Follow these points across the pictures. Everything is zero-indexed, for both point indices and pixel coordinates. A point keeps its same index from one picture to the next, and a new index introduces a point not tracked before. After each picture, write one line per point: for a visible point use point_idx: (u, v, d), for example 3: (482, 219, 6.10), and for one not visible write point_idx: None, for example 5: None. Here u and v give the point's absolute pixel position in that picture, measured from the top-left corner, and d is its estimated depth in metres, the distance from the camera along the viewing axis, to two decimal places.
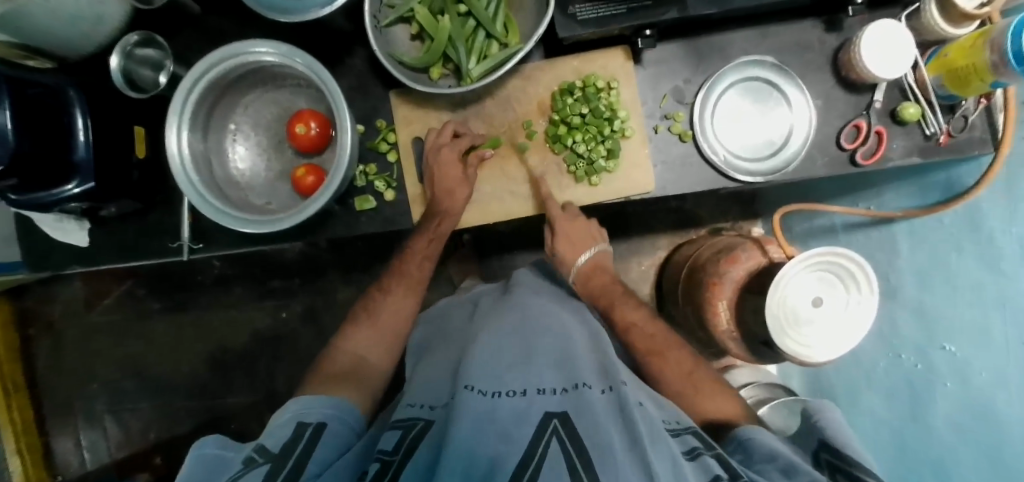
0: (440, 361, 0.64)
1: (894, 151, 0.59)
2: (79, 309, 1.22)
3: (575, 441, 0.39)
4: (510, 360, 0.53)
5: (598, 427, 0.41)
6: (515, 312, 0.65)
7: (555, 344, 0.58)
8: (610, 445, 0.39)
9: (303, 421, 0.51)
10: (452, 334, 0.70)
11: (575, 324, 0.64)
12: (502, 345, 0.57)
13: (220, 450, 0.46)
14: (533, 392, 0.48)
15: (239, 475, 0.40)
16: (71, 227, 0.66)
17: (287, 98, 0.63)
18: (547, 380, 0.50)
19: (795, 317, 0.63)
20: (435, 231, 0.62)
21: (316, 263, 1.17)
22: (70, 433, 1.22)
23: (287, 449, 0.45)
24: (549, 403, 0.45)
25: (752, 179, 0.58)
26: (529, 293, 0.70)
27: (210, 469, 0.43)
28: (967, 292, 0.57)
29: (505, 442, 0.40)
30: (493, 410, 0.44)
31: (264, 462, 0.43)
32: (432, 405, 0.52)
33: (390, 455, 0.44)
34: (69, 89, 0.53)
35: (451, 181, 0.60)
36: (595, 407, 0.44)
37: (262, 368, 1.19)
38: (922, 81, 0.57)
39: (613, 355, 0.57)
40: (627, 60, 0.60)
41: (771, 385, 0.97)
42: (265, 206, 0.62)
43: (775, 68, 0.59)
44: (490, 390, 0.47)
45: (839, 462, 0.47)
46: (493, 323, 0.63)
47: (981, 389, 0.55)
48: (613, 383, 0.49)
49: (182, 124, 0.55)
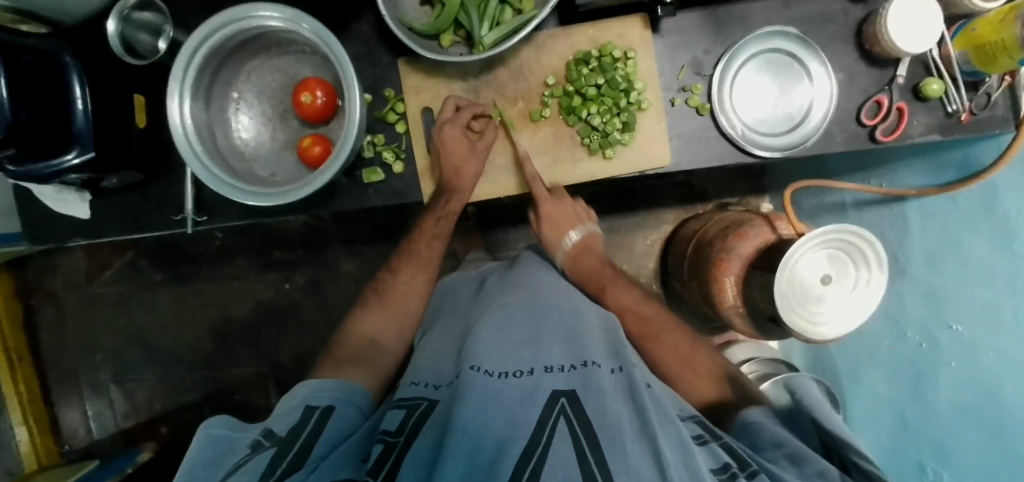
0: (444, 336, 0.64)
1: (914, 128, 0.58)
2: (81, 281, 1.21)
3: (582, 422, 0.40)
4: (518, 340, 0.53)
5: (606, 410, 0.41)
6: (525, 290, 0.64)
7: (565, 323, 0.57)
8: (619, 431, 0.39)
9: (310, 405, 0.50)
10: (461, 308, 0.70)
11: (585, 305, 0.64)
12: (507, 323, 0.56)
13: (230, 432, 0.46)
14: (540, 370, 0.48)
15: (244, 460, 0.40)
16: (72, 200, 0.65)
17: (292, 65, 0.61)
18: (555, 358, 0.50)
19: (803, 294, 0.64)
20: (444, 211, 0.62)
21: (320, 235, 1.16)
22: (77, 403, 1.23)
23: (294, 432, 0.46)
24: (555, 382, 0.45)
25: (770, 154, 0.57)
26: (538, 271, 0.70)
27: (221, 453, 0.43)
28: (976, 273, 0.57)
29: (511, 427, 0.40)
30: (499, 391, 0.44)
31: (270, 446, 0.43)
32: (436, 384, 0.53)
33: (394, 436, 0.44)
34: (65, 55, 0.50)
35: (459, 158, 0.59)
36: (603, 389, 0.44)
37: (267, 340, 1.19)
38: (947, 56, 0.56)
39: (622, 334, 0.57)
40: (644, 29, 0.58)
41: (773, 360, 0.99)
42: (270, 178, 0.61)
43: (799, 40, 0.57)
44: (497, 371, 0.47)
45: (844, 449, 0.46)
46: (502, 301, 0.62)
47: (987, 368, 0.56)
48: (623, 363, 0.50)
49: (184, 93, 0.53)
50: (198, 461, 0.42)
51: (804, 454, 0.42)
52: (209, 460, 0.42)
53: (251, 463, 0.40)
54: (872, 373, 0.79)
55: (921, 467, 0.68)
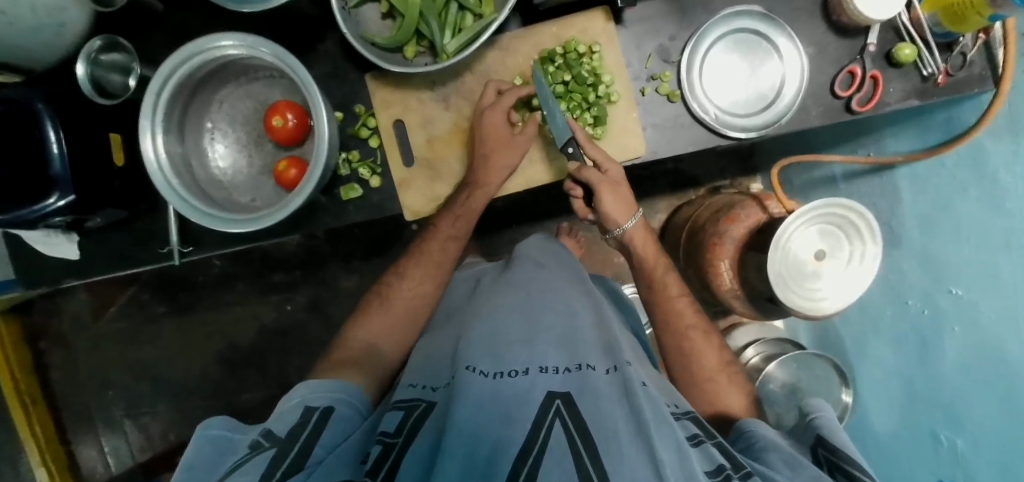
0: (438, 337, 0.62)
1: (891, 95, 0.57)
2: (87, 319, 1.23)
3: (577, 422, 0.37)
4: (517, 336, 0.51)
5: (602, 412, 0.39)
6: (517, 289, 0.62)
7: (558, 321, 0.54)
8: (614, 432, 0.37)
9: (310, 405, 0.49)
10: (453, 311, 0.67)
11: (579, 300, 0.61)
12: (503, 321, 0.54)
13: (229, 431, 0.45)
14: (536, 369, 0.45)
15: (243, 462, 0.39)
16: (60, 242, 0.65)
17: (261, 90, 0.61)
18: (551, 360, 0.47)
19: (797, 271, 0.63)
20: (464, 206, 0.63)
21: (316, 254, 1.17)
22: (92, 440, 1.24)
23: (294, 434, 0.44)
24: (551, 382, 0.43)
25: (745, 135, 0.57)
26: (530, 268, 0.68)
27: (219, 454, 0.43)
28: (971, 235, 0.56)
29: (507, 426, 0.38)
30: (495, 391, 0.42)
31: (270, 447, 0.41)
32: (433, 386, 0.50)
33: (392, 437, 0.41)
34: (38, 102, 0.51)
35: (490, 146, 0.59)
36: (600, 391, 0.42)
37: (273, 363, 1.20)
38: (917, 20, 0.55)
39: (616, 334, 0.56)
40: (607, 21, 0.58)
41: (780, 341, 0.96)
42: (250, 204, 0.61)
43: (763, 18, 0.56)
44: (492, 371, 0.45)
45: (837, 459, 0.45)
46: (494, 301, 0.60)
47: (990, 329, 0.55)
48: (617, 363, 0.48)
49: (156, 128, 0.53)
50: (198, 463, 0.42)
51: (797, 461, 0.42)
52: (207, 462, 0.42)
53: (248, 464, 0.38)
54: (878, 345, 0.78)
55: (935, 435, 0.66)
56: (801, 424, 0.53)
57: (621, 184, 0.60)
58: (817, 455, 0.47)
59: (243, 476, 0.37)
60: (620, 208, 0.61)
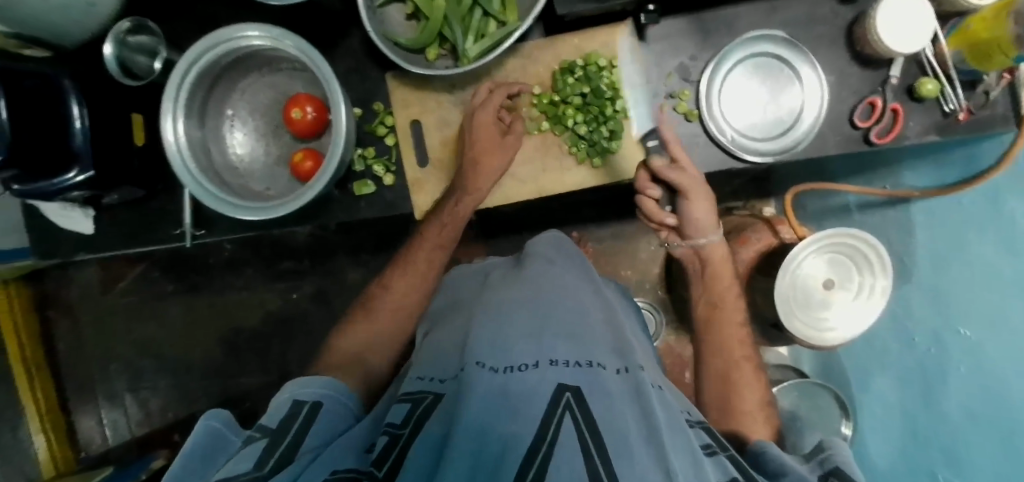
0: (446, 329, 0.62)
1: (911, 130, 0.57)
2: (97, 292, 1.24)
3: (588, 418, 0.37)
4: (526, 330, 0.50)
5: (614, 412, 0.39)
6: (529, 282, 0.62)
7: (568, 316, 0.55)
8: (625, 433, 0.37)
9: (299, 400, 0.50)
10: (462, 303, 0.66)
11: (590, 297, 0.62)
12: (514, 314, 0.54)
13: (224, 426, 0.45)
14: (546, 363, 0.45)
15: (235, 453, 0.41)
16: (77, 216, 0.66)
17: (283, 82, 0.62)
18: (559, 352, 0.47)
19: (805, 300, 0.65)
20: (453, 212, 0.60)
21: (326, 245, 1.17)
22: (93, 411, 1.26)
23: (285, 424, 0.45)
24: (562, 375, 0.43)
25: (761, 160, 0.57)
26: (543, 263, 0.67)
27: (212, 447, 0.43)
28: (982, 276, 0.56)
29: (516, 419, 0.37)
30: (504, 385, 0.42)
31: (262, 437, 0.43)
32: (442, 377, 0.50)
33: (399, 428, 0.42)
34: (64, 79, 0.52)
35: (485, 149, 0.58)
36: (611, 391, 0.42)
37: (276, 349, 1.21)
38: (942, 55, 0.54)
39: (629, 337, 0.56)
40: (630, 36, 0.58)
41: (782, 367, 0.95)
42: (264, 193, 0.62)
43: (786, 43, 0.56)
44: (502, 366, 0.45)
45: None
46: (506, 295, 0.60)
47: (995, 370, 0.55)
48: (629, 365, 0.49)
49: (178, 111, 0.54)
50: (197, 453, 0.42)
51: None
52: (205, 454, 0.42)
53: (242, 454, 0.40)
54: (880, 378, 0.77)
55: (932, 474, 0.66)
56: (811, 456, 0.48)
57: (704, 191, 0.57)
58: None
59: (239, 465, 0.38)
60: (707, 219, 0.59)
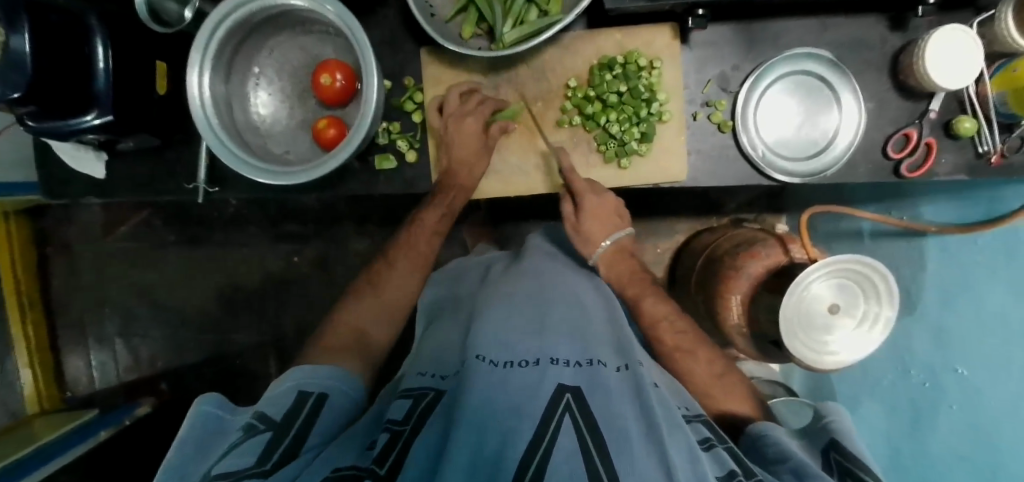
0: (450, 323, 0.62)
1: (941, 166, 0.56)
2: (96, 234, 1.23)
3: (588, 419, 0.37)
4: (529, 327, 0.50)
5: (611, 410, 0.39)
6: (530, 278, 0.61)
7: (571, 313, 0.54)
8: (625, 433, 0.37)
9: (304, 391, 0.48)
10: (463, 297, 0.67)
11: (588, 290, 0.62)
12: (514, 309, 0.54)
13: (220, 411, 0.46)
14: (546, 361, 0.44)
15: (236, 445, 0.40)
16: (87, 158, 0.64)
17: (314, 45, 0.61)
18: (562, 351, 0.46)
19: (808, 322, 0.62)
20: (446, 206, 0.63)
21: (332, 212, 1.16)
22: (82, 352, 1.26)
23: (289, 418, 0.44)
24: (562, 376, 0.42)
25: (790, 180, 0.56)
26: (545, 259, 0.67)
27: (211, 433, 0.44)
28: (992, 320, 0.57)
29: (516, 416, 0.37)
30: (504, 380, 0.41)
31: (265, 429, 0.42)
32: (443, 373, 0.50)
33: (400, 424, 0.42)
34: (91, 17, 0.50)
35: (468, 154, 0.59)
36: (611, 389, 0.42)
37: (271, 310, 1.21)
38: (984, 94, 0.53)
39: (629, 330, 0.55)
40: (673, 39, 0.57)
41: (771, 382, 0.97)
42: (283, 156, 0.61)
43: (831, 64, 0.55)
44: (502, 361, 0.45)
45: (850, 465, 0.44)
46: (506, 289, 0.59)
47: (991, 413, 0.58)
48: (629, 362, 0.48)
49: (204, 64, 0.53)
50: (188, 436, 0.43)
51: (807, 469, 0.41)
52: (200, 437, 0.43)
53: (245, 449, 0.39)
54: (868, 403, 0.77)
55: None
56: (815, 426, 0.53)
57: (585, 220, 0.61)
58: (829, 458, 0.46)
59: (241, 459, 0.38)
60: (599, 227, 0.62)
